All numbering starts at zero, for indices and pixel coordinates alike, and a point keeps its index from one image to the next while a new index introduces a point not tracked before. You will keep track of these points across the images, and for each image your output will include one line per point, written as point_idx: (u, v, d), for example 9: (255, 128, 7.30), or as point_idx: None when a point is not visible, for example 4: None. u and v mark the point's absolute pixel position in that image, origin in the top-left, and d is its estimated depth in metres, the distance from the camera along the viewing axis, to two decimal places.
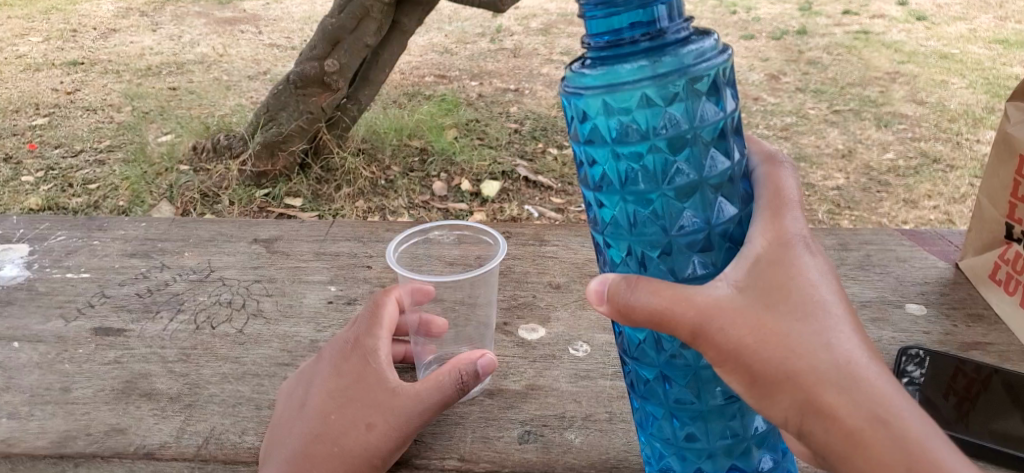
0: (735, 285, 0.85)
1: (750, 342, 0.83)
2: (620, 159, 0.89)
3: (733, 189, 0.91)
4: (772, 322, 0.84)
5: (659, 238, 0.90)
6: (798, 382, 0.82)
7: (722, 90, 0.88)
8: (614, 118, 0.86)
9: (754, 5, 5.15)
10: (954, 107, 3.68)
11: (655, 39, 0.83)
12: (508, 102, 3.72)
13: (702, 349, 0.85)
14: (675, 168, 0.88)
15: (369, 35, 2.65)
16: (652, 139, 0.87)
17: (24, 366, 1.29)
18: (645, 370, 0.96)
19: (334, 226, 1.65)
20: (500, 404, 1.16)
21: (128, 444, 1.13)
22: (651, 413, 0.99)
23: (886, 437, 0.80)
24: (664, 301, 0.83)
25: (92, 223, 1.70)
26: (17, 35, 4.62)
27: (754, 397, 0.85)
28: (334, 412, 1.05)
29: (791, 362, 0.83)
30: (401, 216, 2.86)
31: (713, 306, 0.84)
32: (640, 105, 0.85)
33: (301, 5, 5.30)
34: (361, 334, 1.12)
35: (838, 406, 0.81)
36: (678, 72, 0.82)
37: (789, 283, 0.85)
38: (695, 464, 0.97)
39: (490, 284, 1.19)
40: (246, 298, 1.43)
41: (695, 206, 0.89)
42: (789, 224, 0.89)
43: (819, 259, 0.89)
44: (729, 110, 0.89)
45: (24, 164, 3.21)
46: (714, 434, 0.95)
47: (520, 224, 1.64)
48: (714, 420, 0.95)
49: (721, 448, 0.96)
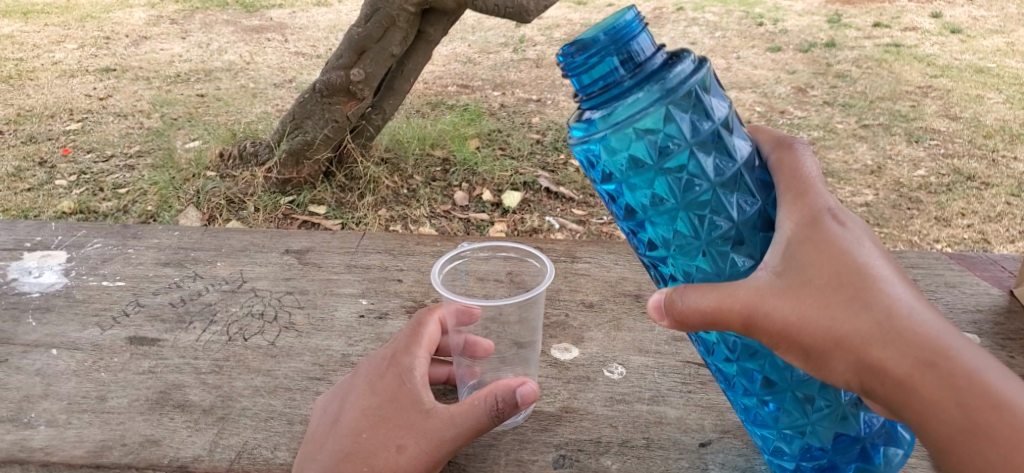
0: (773, 270, 0.88)
1: (797, 322, 0.85)
2: (636, 186, 0.96)
3: (748, 178, 0.96)
4: (812, 299, 0.86)
5: (693, 245, 0.96)
6: (847, 346, 0.85)
7: (706, 93, 0.93)
8: (620, 153, 0.92)
9: (781, 17, 5.11)
10: (990, 123, 3.63)
11: (635, 76, 0.89)
12: (531, 112, 3.71)
13: (756, 336, 0.88)
14: (688, 178, 0.94)
15: (395, 44, 2.64)
16: (659, 158, 0.93)
17: (61, 373, 1.29)
18: (726, 368, 1.02)
19: (365, 238, 1.65)
20: (535, 427, 1.15)
21: (162, 456, 1.13)
22: (747, 404, 1.03)
23: (938, 376, 0.82)
24: (712, 301, 0.86)
25: (127, 231, 1.71)
26: (52, 42, 4.69)
27: (813, 370, 0.88)
28: (366, 430, 1.05)
29: (838, 330, 0.85)
30: (423, 226, 2.84)
31: (756, 293, 0.86)
32: (639, 136, 0.91)
33: (327, 14, 5.34)
34: (398, 352, 1.12)
35: (891, 361, 0.83)
36: (663, 99, 0.88)
37: (822, 254, 0.88)
38: (801, 443, 1.00)
39: (537, 313, 1.16)
40: (279, 310, 1.43)
41: (716, 211, 0.94)
42: (814, 199, 0.92)
43: (846, 221, 0.91)
44: (720, 111, 0.94)
45: (57, 169, 3.25)
46: (809, 409, 0.98)
47: (551, 240, 1.63)
48: (801, 398, 0.98)
49: (820, 420, 0.98)
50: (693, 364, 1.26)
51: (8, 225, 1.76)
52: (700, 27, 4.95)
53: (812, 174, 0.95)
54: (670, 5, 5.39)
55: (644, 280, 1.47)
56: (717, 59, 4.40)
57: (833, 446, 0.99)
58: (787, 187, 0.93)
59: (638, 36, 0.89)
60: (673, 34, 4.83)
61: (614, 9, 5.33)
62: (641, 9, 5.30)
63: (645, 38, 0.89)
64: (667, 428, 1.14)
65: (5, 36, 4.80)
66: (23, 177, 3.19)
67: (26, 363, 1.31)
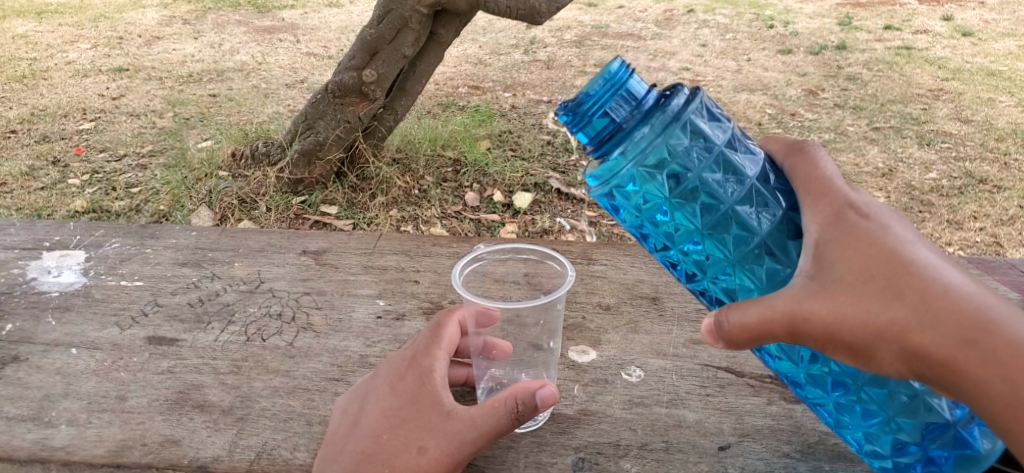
0: (806, 274, 0.88)
1: (838, 322, 0.85)
2: (660, 218, 1.00)
3: (765, 189, 0.98)
4: (849, 296, 0.85)
5: (725, 264, 1.00)
6: (889, 338, 0.84)
7: (705, 119, 0.96)
8: (635, 192, 0.97)
9: (792, 20, 5.10)
10: (1003, 126, 3.61)
11: (631, 121, 0.96)
12: (542, 114, 3.71)
13: (803, 341, 0.87)
14: (706, 202, 0.98)
15: (407, 45, 2.64)
16: (674, 188, 0.97)
17: (82, 373, 1.30)
18: (795, 376, 1.05)
19: (382, 239, 1.66)
20: (553, 429, 1.15)
21: (182, 456, 1.14)
22: (828, 406, 1.05)
23: (982, 351, 0.81)
24: (754, 314, 0.86)
25: (145, 231, 1.72)
26: (66, 42, 4.72)
27: (861, 365, 0.87)
28: (387, 431, 1.06)
29: (876, 322, 0.84)
30: (434, 226, 2.85)
31: (794, 297, 0.86)
32: (650, 173, 0.95)
33: (338, 15, 5.35)
34: (419, 352, 1.12)
35: (934, 345, 0.82)
36: (664, 134, 0.93)
37: (851, 250, 0.87)
38: (893, 438, 0.99)
39: (557, 316, 1.17)
40: (296, 311, 1.44)
41: (739, 229, 0.98)
42: (834, 196, 0.93)
43: (868, 211, 0.91)
44: (722, 133, 0.97)
45: (71, 168, 3.27)
46: (884, 404, 0.98)
47: (566, 243, 1.64)
48: (872, 398, 0.98)
49: (898, 413, 0.97)
50: (712, 368, 1.26)
51: (27, 225, 1.77)
52: (711, 29, 4.95)
53: (828, 172, 0.95)
54: (680, 7, 5.38)
55: (661, 283, 1.48)
56: (727, 61, 4.40)
57: (923, 438, 0.96)
58: (808, 188, 0.95)
59: (626, 86, 0.96)
60: (683, 36, 4.83)
61: (624, 11, 5.33)
62: (652, 11, 5.30)
63: (633, 84, 0.97)
64: (687, 432, 1.15)
65: (19, 35, 4.83)
66: (36, 176, 3.21)
67: (46, 362, 1.32)
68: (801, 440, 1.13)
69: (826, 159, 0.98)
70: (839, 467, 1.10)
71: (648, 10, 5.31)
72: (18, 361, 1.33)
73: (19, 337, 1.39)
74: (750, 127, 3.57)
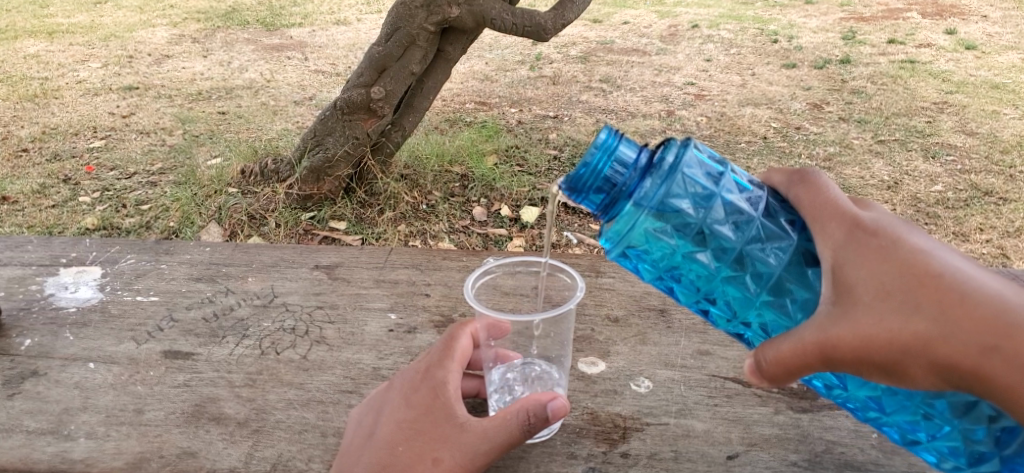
0: (829, 301, 0.89)
1: (866, 344, 0.85)
2: (680, 267, 1.11)
3: (771, 223, 1.06)
4: (872, 316, 0.86)
5: (750, 300, 1.10)
6: (916, 354, 0.85)
7: (695, 172, 1.06)
8: (648, 248, 1.09)
9: (796, 34, 5.14)
10: (1007, 138, 3.64)
11: (629, 181, 1.06)
12: (548, 129, 3.74)
13: (837, 367, 0.88)
14: (719, 245, 1.08)
15: (414, 62, 2.70)
16: (684, 237, 1.08)
17: (100, 386, 1.32)
18: (852, 400, 1.09)
19: (393, 254, 1.68)
20: (564, 439, 1.17)
21: (199, 467, 1.16)
22: (897, 422, 1.07)
23: (1006, 356, 0.83)
24: (785, 349, 0.89)
25: (160, 247, 1.76)
26: (77, 61, 4.79)
27: (899, 383, 0.88)
28: (402, 443, 1.08)
29: (900, 341, 0.85)
30: (442, 241, 2.88)
31: (820, 325, 0.88)
32: (657, 229, 1.07)
33: (345, 33, 5.41)
34: (432, 364, 1.14)
35: (959, 355, 0.84)
36: (660, 192, 1.05)
37: (866, 267, 0.88)
38: (973, 448, 0.99)
39: (566, 329, 1.19)
40: (309, 325, 1.46)
41: (757, 266, 1.08)
42: (841, 219, 0.94)
43: (875, 223, 0.92)
44: (717, 180, 1.07)
45: (81, 185, 3.31)
46: (949, 417, 0.98)
47: (574, 257, 1.66)
48: (934, 414, 1.00)
49: (967, 423, 0.97)
50: (719, 378, 1.28)
51: (44, 241, 1.81)
52: (715, 44, 4.99)
53: (831, 195, 0.98)
54: (685, 23, 5.43)
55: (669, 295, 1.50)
56: (732, 76, 4.43)
57: (998, 443, 0.96)
58: (815, 213, 0.98)
59: (616, 154, 1.04)
60: (688, 51, 4.87)
61: (630, 27, 5.37)
62: (657, 27, 5.34)
63: (625, 147, 1.05)
64: (695, 441, 1.16)
65: (30, 55, 4.90)
66: (47, 194, 3.26)
67: (65, 376, 1.35)
68: (807, 449, 1.15)
69: (829, 182, 1.01)
70: None
71: (653, 26, 5.36)
72: (37, 376, 1.36)
73: (38, 352, 1.42)
74: (756, 140, 3.60)
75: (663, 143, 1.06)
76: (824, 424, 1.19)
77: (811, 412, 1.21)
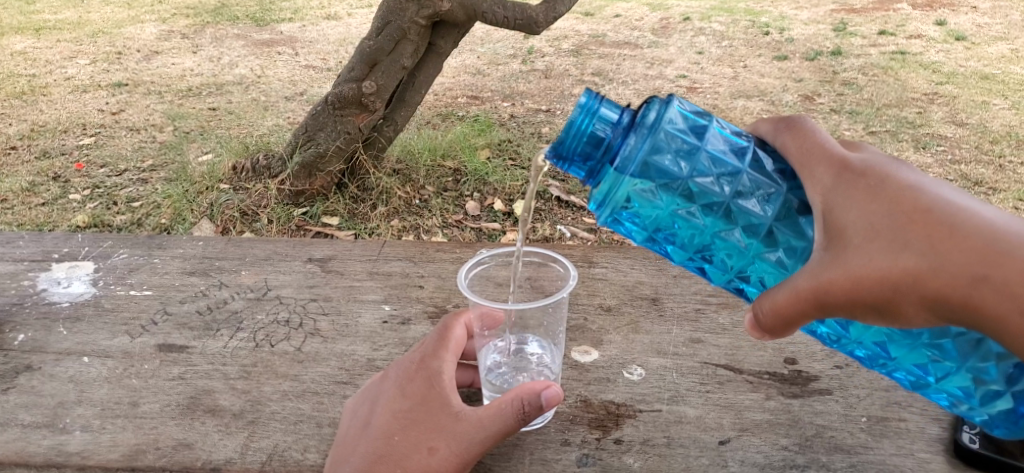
0: (821, 247, 0.90)
1: (857, 285, 0.86)
2: (670, 226, 1.13)
3: (759, 175, 1.07)
4: (863, 256, 0.86)
5: (742, 253, 1.12)
6: (907, 291, 0.85)
7: (676, 129, 1.07)
8: (638, 208, 1.10)
9: (787, 26, 5.15)
10: (996, 129, 3.66)
11: (612, 140, 1.07)
12: (540, 123, 3.75)
13: (832, 313, 0.89)
14: (706, 202, 1.11)
15: (406, 56, 2.70)
16: (671, 195, 1.10)
17: (94, 380, 1.33)
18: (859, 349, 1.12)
19: (386, 246, 1.69)
20: (558, 426, 1.18)
21: (195, 458, 1.17)
22: (909, 370, 1.10)
23: (993, 284, 0.84)
24: (780, 300, 0.90)
25: (153, 242, 1.75)
26: (65, 58, 4.76)
27: (895, 323, 0.89)
28: (398, 433, 1.09)
29: (892, 278, 0.85)
30: (435, 235, 2.89)
31: (812, 272, 0.88)
32: (645, 190, 1.09)
33: (337, 27, 5.39)
34: (428, 354, 1.15)
35: (949, 287, 0.84)
36: (643, 149, 1.05)
37: (856, 209, 0.89)
38: (985, 386, 1.02)
39: (561, 319, 1.21)
40: (304, 317, 1.46)
41: (746, 218, 1.10)
42: (828, 162, 0.95)
43: (864, 164, 0.92)
44: (699, 134, 1.08)
45: (72, 183, 3.30)
46: (959, 357, 1.01)
47: (567, 247, 1.66)
48: (945, 354, 1.03)
49: (977, 361, 1.00)
50: (711, 365, 1.29)
51: (36, 237, 1.80)
52: (707, 36, 5.00)
53: (819, 139, 0.99)
54: (677, 15, 5.43)
55: (661, 284, 1.51)
56: (725, 69, 4.45)
57: (1010, 380, 0.99)
58: (803, 159, 0.98)
59: (596, 116, 1.05)
60: (680, 43, 4.88)
61: (621, 20, 5.37)
62: (648, 19, 5.35)
63: (607, 109, 1.05)
64: (687, 427, 1.17)
65: (17, 52, 4.87)
66: (37, 192, 3.24)
67: (59, 371, 1.35)
68: (798, 433, 1.16)
69: (817, 128, 1.01)
70: (836, 459, 1.13)
71: (645, 19, 5.36)
72: (31, 370, 1.36)
73: (31, 347, 1.42)
74: None
75: (645, 101, 1.06)
76: (814, 409, 1.21)
77: (803, 397, 1.23)
